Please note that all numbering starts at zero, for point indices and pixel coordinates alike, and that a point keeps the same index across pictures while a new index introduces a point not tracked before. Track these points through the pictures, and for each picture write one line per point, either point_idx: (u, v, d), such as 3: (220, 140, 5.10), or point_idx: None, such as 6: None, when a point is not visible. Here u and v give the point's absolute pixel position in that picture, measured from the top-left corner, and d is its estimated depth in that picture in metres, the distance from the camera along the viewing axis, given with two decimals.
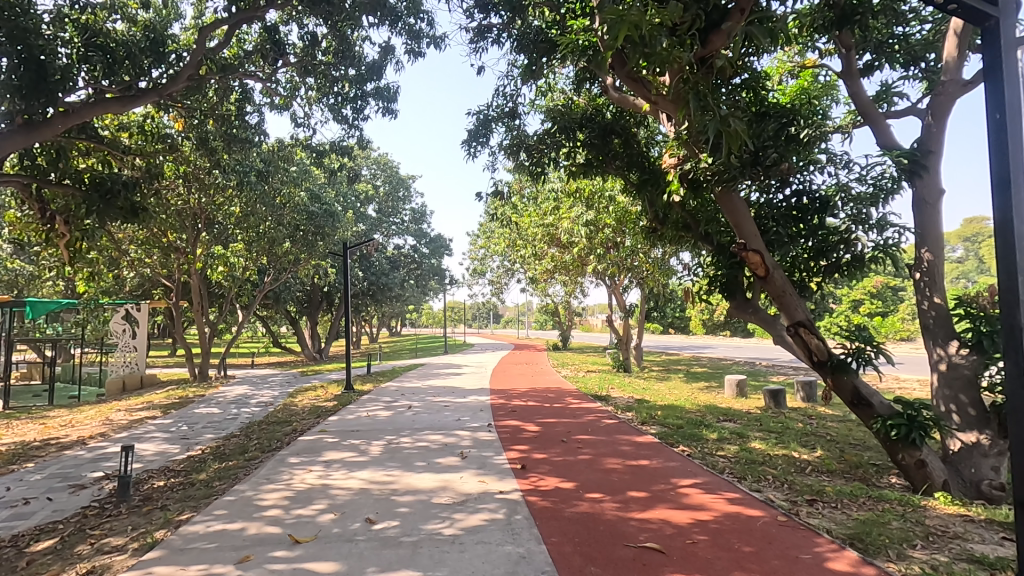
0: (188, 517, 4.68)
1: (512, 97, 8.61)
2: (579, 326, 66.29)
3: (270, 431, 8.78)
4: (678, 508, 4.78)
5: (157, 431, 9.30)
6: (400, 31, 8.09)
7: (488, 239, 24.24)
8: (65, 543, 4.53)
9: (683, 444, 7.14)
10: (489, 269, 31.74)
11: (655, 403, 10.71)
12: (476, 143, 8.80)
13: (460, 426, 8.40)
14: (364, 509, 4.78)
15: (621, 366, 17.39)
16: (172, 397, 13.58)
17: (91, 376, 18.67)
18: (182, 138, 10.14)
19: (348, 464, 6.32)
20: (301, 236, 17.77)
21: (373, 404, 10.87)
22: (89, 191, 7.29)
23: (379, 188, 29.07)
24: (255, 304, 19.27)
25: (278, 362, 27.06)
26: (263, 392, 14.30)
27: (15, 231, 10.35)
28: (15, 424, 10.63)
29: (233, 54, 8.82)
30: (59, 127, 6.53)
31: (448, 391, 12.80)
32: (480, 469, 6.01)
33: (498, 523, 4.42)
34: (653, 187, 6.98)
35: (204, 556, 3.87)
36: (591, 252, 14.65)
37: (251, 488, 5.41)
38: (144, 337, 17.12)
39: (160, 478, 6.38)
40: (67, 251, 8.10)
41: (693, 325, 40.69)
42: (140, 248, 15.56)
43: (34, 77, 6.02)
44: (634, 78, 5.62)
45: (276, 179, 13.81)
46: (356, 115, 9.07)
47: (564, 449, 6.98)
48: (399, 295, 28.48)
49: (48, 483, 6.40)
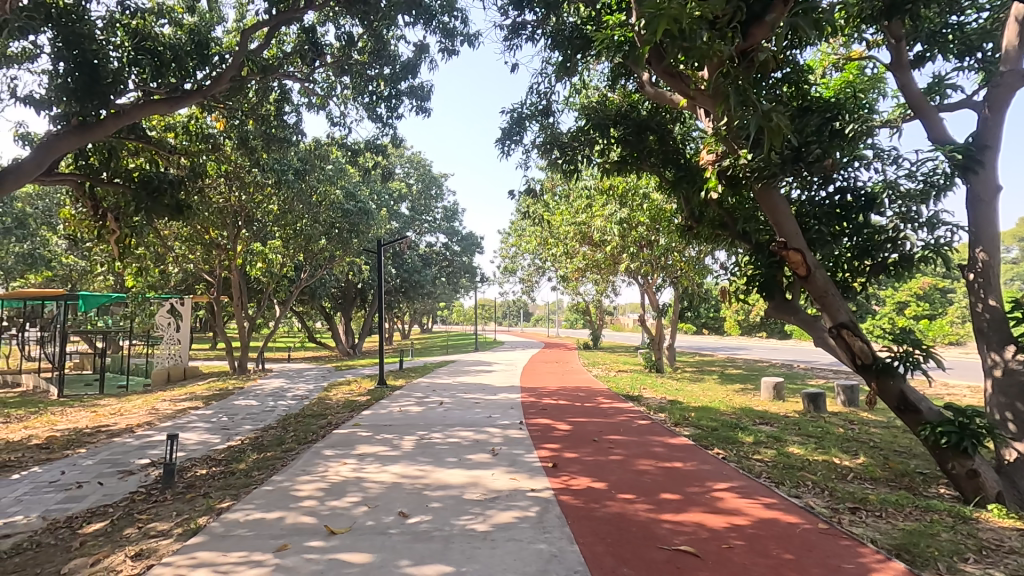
0: (229, 505, 4.83)
1: (546, 94, 8.56)
2: (610, 326, 66.21)
3: (306, 423, 8.97)
4: (713, 511, 4.68)
5: (199, 421, 9.65)
6: (435, 29, 8.14)
7: (520, 237, 24.29)
8: (116, 526, 4.74)
9: (718, 447, 7.01)
10: (520, 267, 31.75)
11: (689, 404, 10.52)
12: (509, 141, 8.81)
13: (490, 423, 8.42)
14: (397, 503, 4.83)
15: (653, 367, 17.20)
16: (212, 388, 14.14)
17: (138, 367, 19.49)
18: (223, 138, 10.48)
19: (381, 457, 6.43)
20: (336, 234, 18.04)
21: (405, 399, 11.03)
22: (138, 189, 7.64)
23: (413, 186, 29.35)
24: (291, 300, 19.67)
25: (313, 356, 27.93)
26: (298, 386, 14.69)
27: (69, 227, 10.89)
28: (70, 412, 11.22)
29: (273, 55, 9.05)
30: (110, 128, 6.74)
31: (479, 388, 12.87)
32: (511, 466, 6.01)
33: (530, 520, 4.43)
34: (688, 184, 6.84)
35: (245, 543, 3.99)
36: (623, 251, 14.46)
37: (288, 479, 5.56)
38: (187, 331, 17.78)
39: (202, 466, 6.61)
40: (117, 247, 8.49)
41: (728, 325, 39.90)
42: (185, 245, 16.17)
43: (88, 80, 6.53)
44: (671, 73, 5.57)
45: (312, 177, 14.15)
46: (390, 114, 9.25)
47: (595, 448, 6.93)
48: (430, 292, 28.84)
49: (99, 468, 6.72)
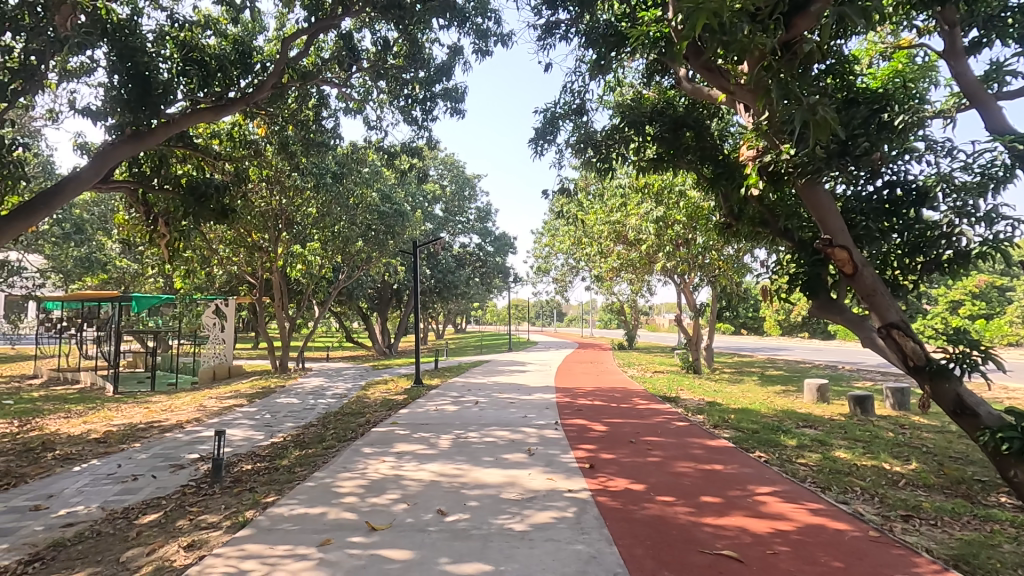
0: (274, 500, 4.98)
1: (579, 93, 8.51)
2: (645, 326, 65.32)
3: (346, 421, 9.17)
4: (756, 516, 4.56)
5: (244, 418, 9.98)
6: (468, 31, 8.21)
7: (553, 237, 24.21)
8: (169, 517, 4.95)
9: (760, 450, 6.83)
10: (554, 267, 31.64)
11: (728, 406, 10.29)
12: (543, 141, 8.80)
13: (526, 423, 8.42)
14: (435, 501, 4.89)
15: (691, 368, 16.89)
16: (256, 386, 14.61)
17: (186, 365, 20.29)
18: (265, 143, 10.81)
19: (419, 455, 6.51)
20: (373, 235, 18.36)
21: (441, 399, 11.14)
22: (186, 194, 7.97)
23: (446, 187, 29.61)
24: (329, 301, 20.12)
25: (351, 356, 28.52)
26: (337, 384, 15.02)
27: (123, 232, 11.42)
28: (124, 408, 11.77)
29: (312, 62, 9.27)
30: (161, 137, 7.10)
31: (514, 388, 12.90)
32: (547, 466, 6.00)
33: (568, 520, 4.41)
34: (728, 182, 6.68)
35: (290, 537, 4.10)
36: (659, 250, 14.25)
37: (329, 475, 5.69)
38: (231, 331, 18.41)
39: (248, 462, 6.84)
40: (167, 250, 8.86)
41: (769, 325, 38.81)
42: (229, 248, 16.74)
43: (140, 91, 6.84)
44: (709, 67, 5.46)
45: (349, 180, 14.44)
46: (425, 117, 9.36)
47: (632, 449, 6.85)
48: (464, 292, 29.06)
49: (152, 462, 7.02)
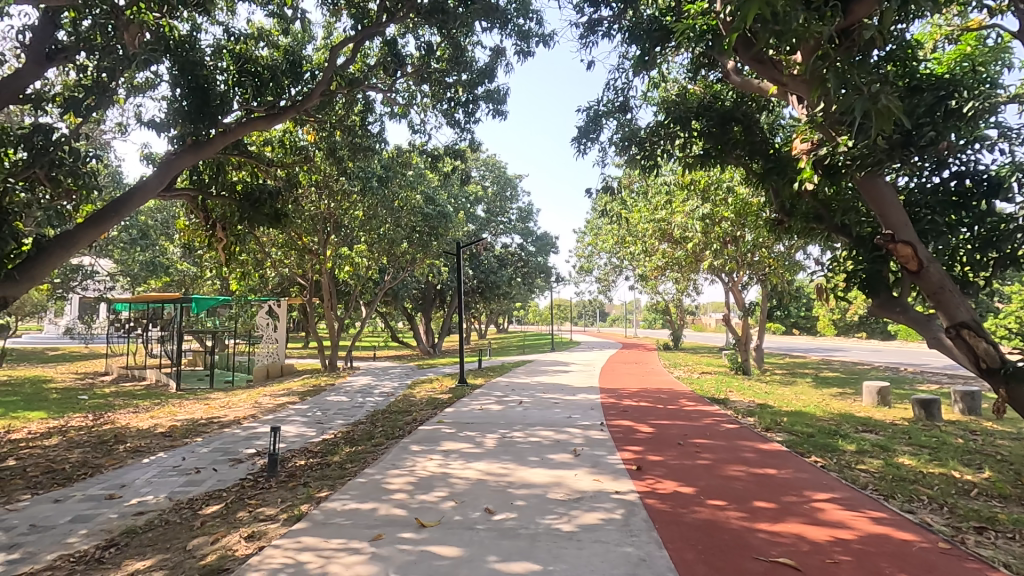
0: (327, 494, 5.14)
1: (623, 90, 8.40)
2: (691, 326, 63.88)
3: (393, 419, 9.37)
4: (814, 523, 4.40)
5: (297, 415, 10.34)
6: (510, 32, 8.24)
7: (596, 236, 23.99)
8: (230, 509, 5.19)
9: (816, 455, 6.56)
10: (596, 266, 31.35)
11: (780, 408, 9.94)
12: (586, 139, 8.74)
13: (571, 424, 8.38)
14: (482, 499, 4.93)
15: (740, 369, 16.41)
16: (307, 384, 15.11)
17: (242, 364, 21.19)
18: (314, 149, 11.16)
19: (465, 454, 6.58)
20: (417, 237, 18.67)
21: (485, 398, 11.22)
22: (242, 200, 8.35)
23: (488, 188, 29.80)
24: (376, 301, 20.61)
25: (396, 355, 29.12)
26: (384, 383, 15.35)
27: (184, 237, 12.04)
28: (187, 404, 12.40)
29: (359, 69, 9.51)
30: (218, 145, 7.36)
31: (558, 388, 12.86)
32: (594, 468, 5.95)
33: (616, 522, 4.36)
34: (779, 175, 6.42)
35: (343, 531, 4.23)
36: (706, 248, 13.90)
37: (379, 472, 5.83)
38: (283, 331, 19.10)
39: (301, 457, 7.08)
40: (224, 254, 9.27)
41: (823, 325, 37.24)
42: (281, 250, 17.39)
43: (199, 103, 7.29)
44: (760, 60, 5.31)
45: (395, 184, 14.74)
46: (468, 119, 9.46)
47: (681, 452, 6.71)
48: (506, 292, 29.19)
49: (212, 455, 7.38)
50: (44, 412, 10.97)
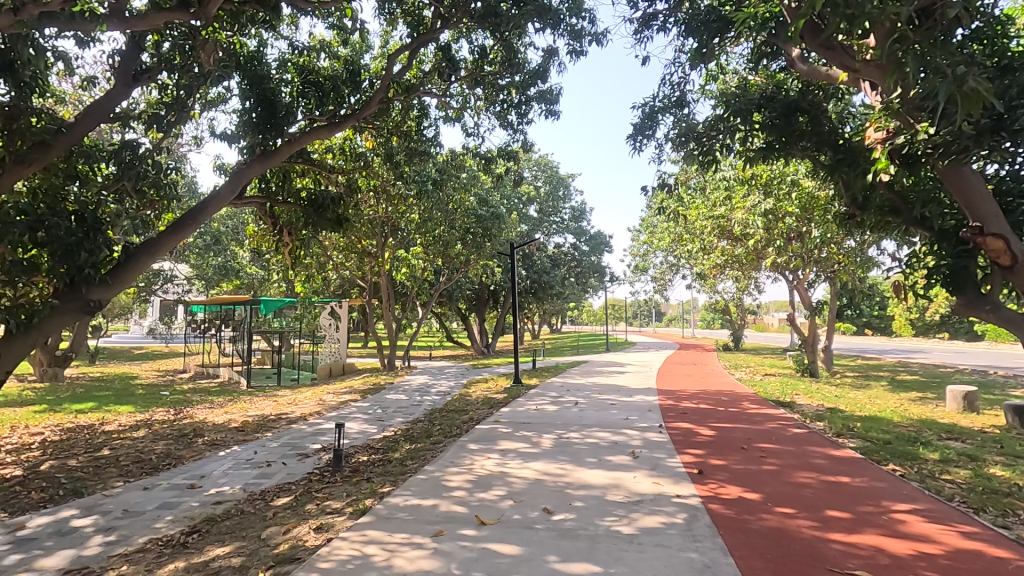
0: (389, 490, 5.29)
1: (679, 84, 8.21)
2: (752, 326, 61.51)
3: (450, 418, 9.53)
4: (893, 535, 4.13)
5: (358, 412, 10.70)
6: (563, 32, 8.21)
7: (651, 234, 23.50)
8: (299, 501, 5.43)
9: (894, 463, 6.16)
10: (652, 265, 30.72)
11: (852, 413, 9.41)
12: (641, 136, 8.58)
13: (628, 425, 8.25)
14: (541, 499, 4.94)
15: (807, 371, 15.65)
16: (367, 383, 15.63)
17: (306, 363, 22.12)
18: (372, 156, 11.52)
19: (522, 453, 6.61)
20: (471, 238, 18.93)
21: (541, 399, 11.22)
22: (307, 207, 8.74)
23: (540, 188, 29.78)
24: (432, 302, 21.01)
25: (452, 355, 29.59)
26: (440, 383, 15.64)
27: (254, 243, 12.71)
28: (257, 401, 13.07)
29: (415, 75, 9.74)
30: (284, 154, 7.72)
31: (614, 389, 12.69)
32: (653, 470, 5.84)
33: (678, 527, 4.26)
34: (850, 167, 6.10)
35: (406, 526, 4.34)
36: (769, 244, 13.35)
37: (439, 469, 5.95)
38: (345, 331, 19.80)
39: (364, 453, 7.33)
40: (291, 258, 9.72)
41: (898, 325, 34.96)
42: (342, 254, 18.04)
43: (267, 114, 7.78)
44: (829, 46, 5.06)
45: (449, 186, 14.98)
46: (521, 120, 9.50)
47: (744, 456, 6.48)
48: (560, 292, 29.06)
49: (282, 450, 7.76)
50: (133, 406, 11.86)
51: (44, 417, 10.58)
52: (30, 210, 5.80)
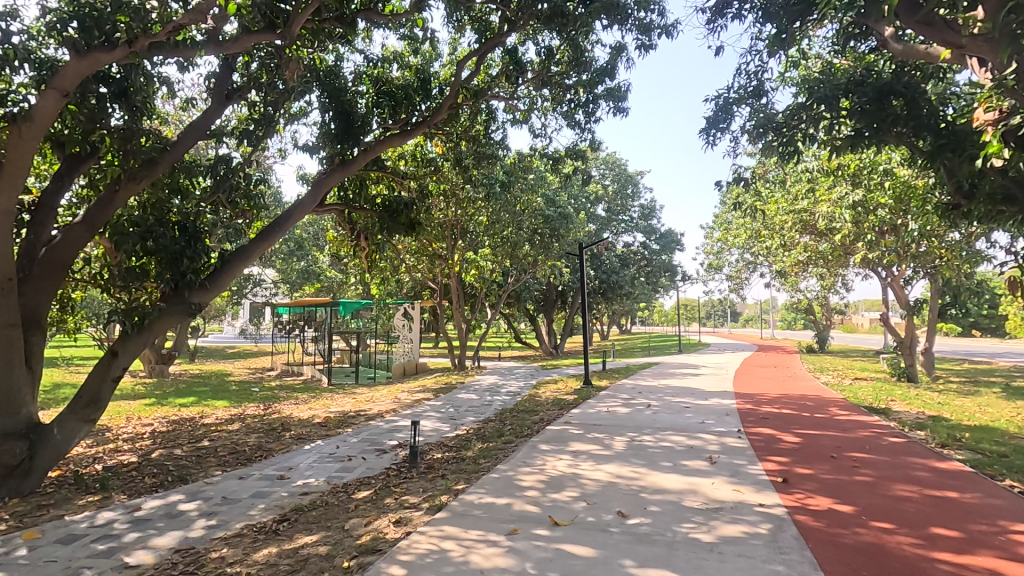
0: (463, 487, 5.40)
1: (756, 73, 7.83)
2: (839, 326, 57.56)
3: (521, 418, 9.58)
4: (1013, 559, 3.73)
5: (432, 411, 11.00)
6: (631, 27, 8.06)
7: (727, 231, 22.55)
8: (379, 495, 5.66)
9: (1011, 478, 5.56)
10: (727, 263, 29.47)
11: (959, 422, 8.58)
12: (715, 130, 8.26)
13: (704, 430, 7.96)
14: (615, 502, 4.87)
15: (904, 375, 14.43)
16: (440, 382, 16.05)
17: (382, 362, 23.01)
18: (442, 160, 11.82)
19: (594, 455, 6.54)
20: (539, 239, 18.98)
21: (612, 400, 11.05)
22: (382, 212, 9.11)
23: (608, 187, 29.34)
24: (500, 303, 21.24)
25: (520, 356, 29.79)
26: (510, 383, 15.78)
27: (333, 247, 13.39)
28: (338, 398, 13.75)
29: (483, 80, 9.89)
30: (361, 162, 8.09)
31: (688, 392, 12.28)
32: (733, 477, 5.60)
33: (761, 537, 4.06)
34: (954, 154, 5.60)
35: (480, 523, 4.41)
36: (858, 239, 12.44)
37: (511, 469, 6.00)
38: (417, 332, 20.39)
39: (438, 451, 7.52)
40: (367, 261, 10.14)
41: (1012, 325, 31.51)
42: (414, 257, 18.62)
43: (344, 125, 8.17)
44: (928, 22, 4.70)
45: (517, 187, 15.09)
46: (588, 119, 9.40)
47: (834, 465, 6.07)
48: (629, 292, 28.50)
49: (362, 445, 8.12)
50: (228, 401, 12.83)
51: (154, 410, 11.66)
52: (141, 221, 6.38)
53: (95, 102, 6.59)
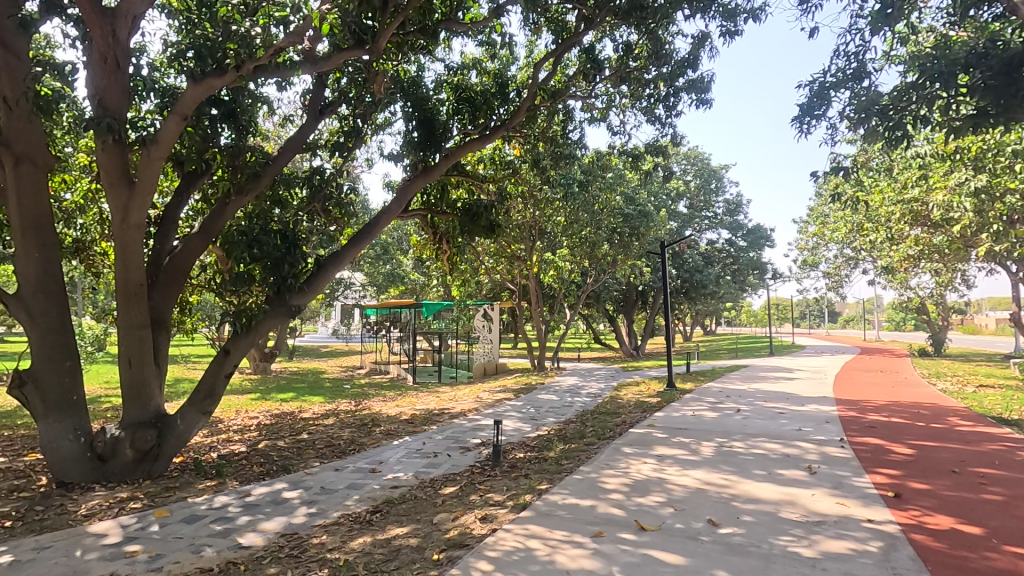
0: (547, 487, 5.42)
1: (855, 53, 7.25)
2: (957, 327, 51.89)
3: (602, 420, 9.46)
4: None
5: (513, 410, 11.13)
6: (714, 15, 7.74)
7: (823, 224, 21.02)
8: (464, 491, 5.81)
9: None
10: (824, 259, 27.45)
11: None
12: (809, 118, 7.73)
13: (802, 437, 7.46)
14: (704, 510, 4.68)
15: None
16: (520, 382, 16.20)
17: (463, 362, 23.58)
18: (520, 162, 11.94)
19: (681, 460, 6.33)
20: (618, 238, 18.66)
21: (698, 404, 10.63)
22: (462, 215, 9.33)
23: (691, 182, 28.27)
24: (579, 304, 21.10)
25: (599, 357, 29.44)
26: (590, 384, 15.62)
27: (417, 251, 13.91)
28: (423, 396, 14.25)
29: (560, 80, 9.88)
30: (442, 168, 8.35)
31: (782, 397, 11.57)
32: (836, 489, 5.20)
33: (871, 556, 3.74)
34: None
35: (565, 524, 4.40)
36: (982, 229, 11.16)
37: (594, 471, 5.94)
38: (497, 332, 20.71)
39: (520, 450, 7.59)
40: (449, 263, 10.43)
41: None
42: (493, 259, 18.92)
43: (427, 132, 8.49)
44: None
45: (594, 186, 14.92)
46: (669, 113, 9.13)
47: (956, 481, 5.48)
48: (715, 292, 27.31)
49: (447, 442, 8.36)
50: (323, 397, 13.68)
51: (259, 404, 12.69)
52: (248, 231, 6.88)
53: (207, 123, 7.37)
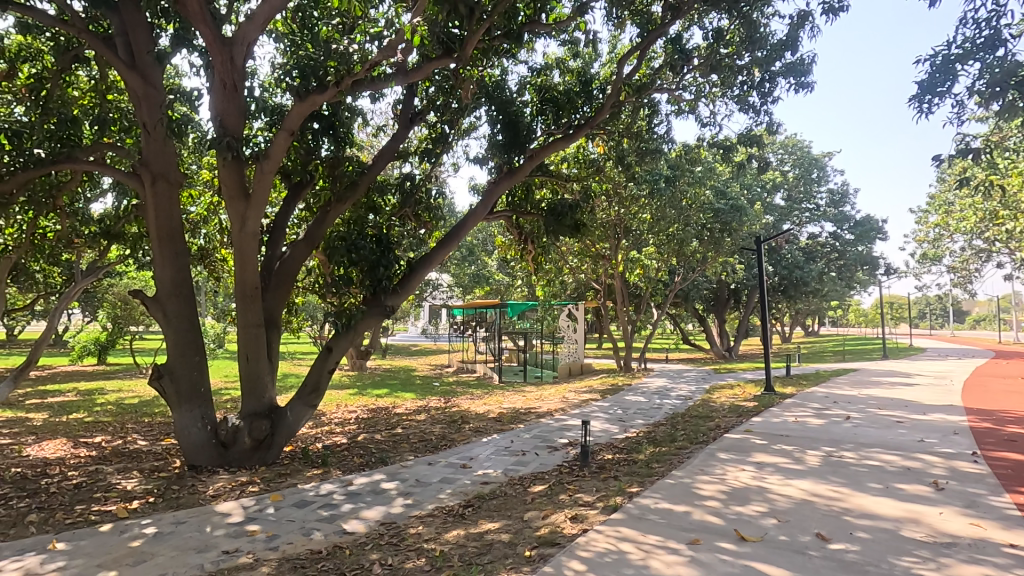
0: (638, 490, 5.30)
1: (987, 18, 6.44)
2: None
3: (694, 424, 9.09)
4: None
5: (600, 411, 10.99)
6: None
7: (947, 213, 18.85)
8: (553, 490, 5.82)
9: None
10: (948, 251, 24.62)
11: None
12: (930, 95, 6.98)
13: (925, 449, 6.74)
14: (812, 522, 4.37)
15: None
16: (606, 383, 15.97)
17: (548, 362, 23.63)
18: (604, 160, 11.77)
19: (783, 469, 5.94)
20: (709, 234, 17.86)
21: (800, 409, 9.93)
22: (547, 215, 9.35)
23: (789, 173, 26.46)
24: (667, 303, 20.45)
25: (689, 358, 28.36)
26: (680, 386, 15.09)
27: (502, 252, 14.14)
28: (509, 394, 14.45)
29: (645, 74, 9.63)
30: (526, 169, 8.43)
31: (899, 404, 10.52)
32: (969, 508, 4.65)
33: None
34: None
35: (659, 529, 4.29)
36: None
37: (688, 476, 5.73)
38: (582, 332, 20.57)
39: (609, 452, 7.49)
40: (534, 263, 10.49)
41: None
42: (577, 258, 18.80)
43: (511, 134, 8.62)
44: None
45: (682, 181, 14.37)
46: (765, 100, 8.60)
47: None
48: (817, 289, 25.37)
49: (534, 441, 8.42)
50: (415, 394, 14.28)
51: (357, 398, 13.49)
52: (347, 236, 7.34)
53: (312, 137, 7.95)
